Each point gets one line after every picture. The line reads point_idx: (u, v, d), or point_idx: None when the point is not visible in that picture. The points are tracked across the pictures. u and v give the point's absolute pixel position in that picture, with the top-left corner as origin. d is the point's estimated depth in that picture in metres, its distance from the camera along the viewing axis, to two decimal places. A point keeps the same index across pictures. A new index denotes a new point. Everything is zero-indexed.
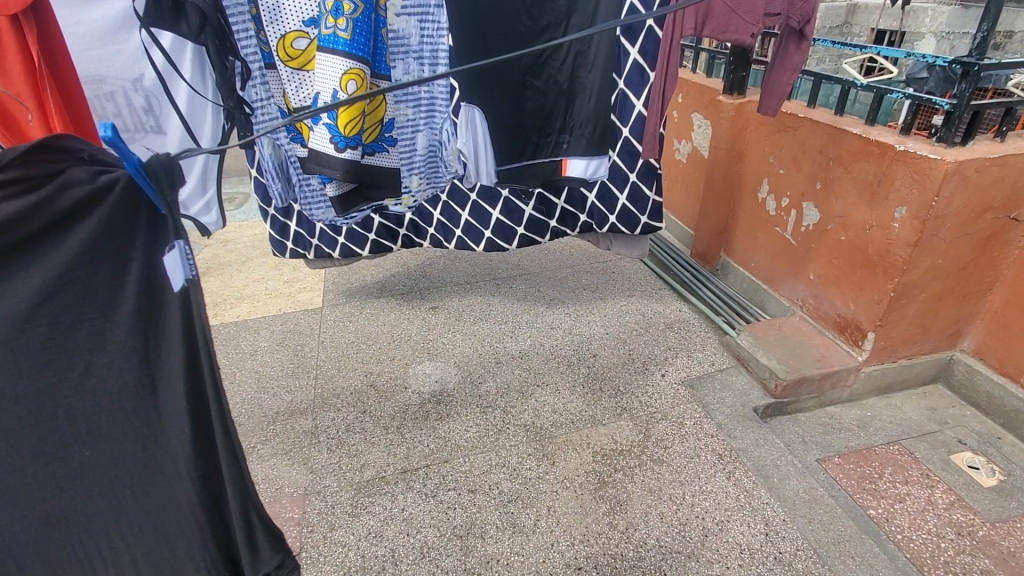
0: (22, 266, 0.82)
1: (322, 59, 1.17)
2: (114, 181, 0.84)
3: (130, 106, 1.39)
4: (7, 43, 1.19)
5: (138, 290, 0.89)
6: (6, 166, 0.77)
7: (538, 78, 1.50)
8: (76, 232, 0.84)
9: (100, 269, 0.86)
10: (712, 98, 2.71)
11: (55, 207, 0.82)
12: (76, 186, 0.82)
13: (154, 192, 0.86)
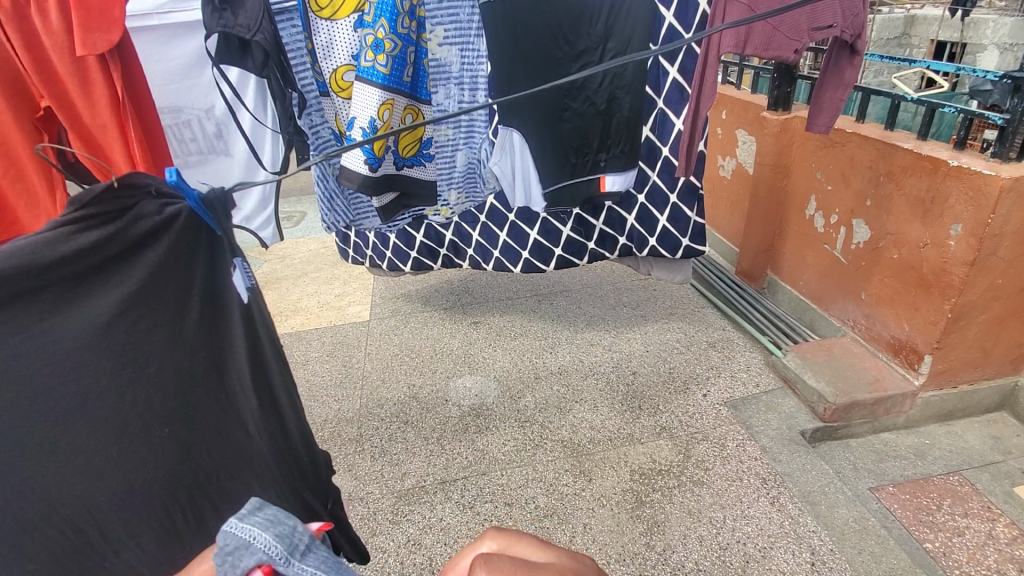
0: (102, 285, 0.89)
1: (358, 89, 1.26)
2: (179, 213, 0.93)
3: (203, 133, 1.53)
4: (96, 79, 1.32)
5: (202, 296, 0.99)
6: (86, 205, 0.84)
7: (577, 100, 1.51)
8: (149, 254, 0.93)
9: (170, 283, 0.95)
10: (756, 115, 2.68)
11: (132, 235, 0.90)
12: (146, 218, 0.91)
13: (213, 221, 0.97)
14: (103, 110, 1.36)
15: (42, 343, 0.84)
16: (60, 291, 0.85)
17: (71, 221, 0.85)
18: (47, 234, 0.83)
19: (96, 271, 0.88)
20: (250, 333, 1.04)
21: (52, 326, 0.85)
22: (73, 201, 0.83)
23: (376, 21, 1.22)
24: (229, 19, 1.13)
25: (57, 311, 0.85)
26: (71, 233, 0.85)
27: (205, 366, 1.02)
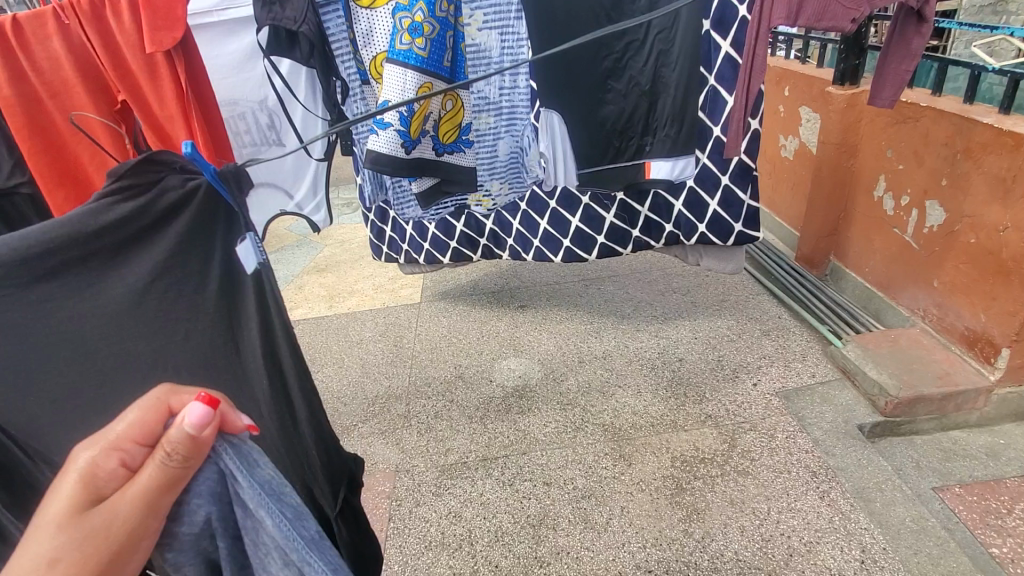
0: (138, 250, 0.91)
1: (391, 70, 1.28)
2: (198, 188, 0.96)
3: (257, 123, 1.61)
4: (163, 74, 1.40)
5: (221, 271, 0.99)
6: (121, 176, 0.89)
7: (620, 81, 1.48)
8: (173, 225, 0.94)
9: (192, 255, 0.97)
10: (821, 90, 2.53)
11: (159, 207, 0.93)
12: (171, 191, 0.93)
13: (229, 196, 0.98)
14: (167, 97, 1.43)
15: (92, 307, 0.88)
16: (104, 259, 0.89)
17: (108, 194, 0.89)
18: (88, 206, 0.87)
19: (129, 241, 0.91)
20: (262, 310, 1.01)
21: (89, 295, 0.88)
22: (110, 174, 0.88)
23: (413, 4, 1.24)
24: (279, 12, 1.20)
25: (98, 281, 0.89)
26: (108, 205, 0.88)
27: (220, 344, 0.99)
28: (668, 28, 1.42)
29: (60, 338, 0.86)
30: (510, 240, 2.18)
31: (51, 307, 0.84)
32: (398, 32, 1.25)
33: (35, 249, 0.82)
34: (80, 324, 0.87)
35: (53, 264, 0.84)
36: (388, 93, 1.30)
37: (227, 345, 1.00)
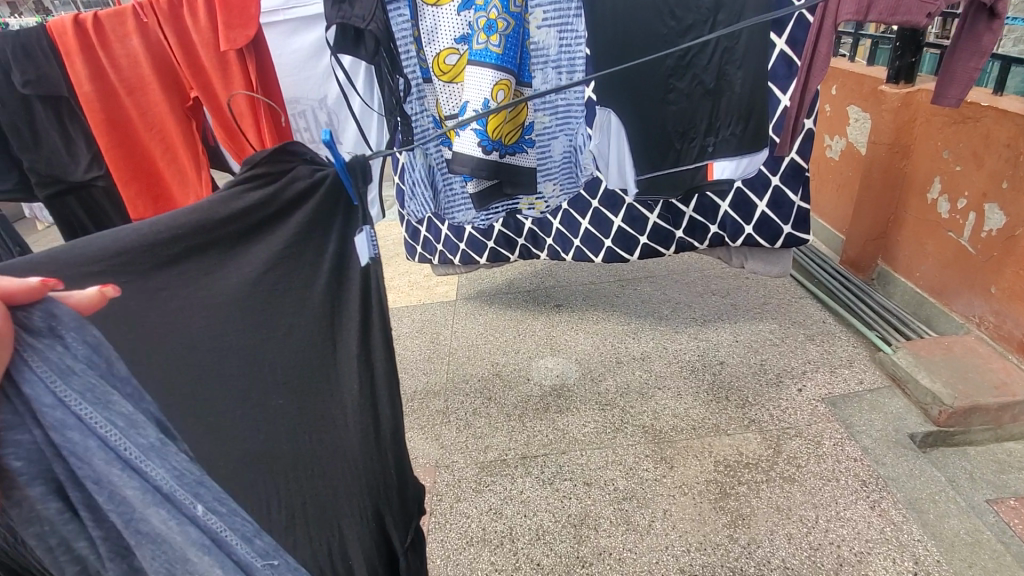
0: (260, 237, 1.02)
1: (472, 71, 1.27)
2: (324, 177, 1.04)
3: (316, 122, 1.58)
4: (235, 73, 1.42)
5: (332, 262, 1.05)
6: (260, 164, 1.00)
7: (682, 80, 1.47)
8: (295, 215, 1.04)
9: (308, 246, 1.05)
10: (873, 89, 2.46)
11: (285, 197, 1.03)
12: (300, 180, 1.03)
13: (352, 188, 1.05)
14: (239, 97, 1.45)
15: (205, 295, 0.97)
16: (223, 248, 0.99)
17: (241, 183, 1.00)
18: (223, 194, 0.99)
19: (249, 230, 1.01)
20: (363, 310, 1.05)
21: (204, 283, 0.97)
22: (247, 161, 1.00)
23: (488, 3, 1.24)
24: (347, 11, 1.24)
25: (215, 269, 0.98)
26: (240, 193, 0.99)
27: (320, 338, 1.03)
28: (733, 25, 1.38)
29: (168, 329, 0.95)
30: (549, 239, 2.17)
31: (165, 296, 0.94)
32: (474, 32, 1.25)
33: (161, 237, 0.92)
34: (201, 307, 0.97)
35: (177, 251, 0.94)
36: (468, 94, 1.29)
37: (327, 339, 1.04)
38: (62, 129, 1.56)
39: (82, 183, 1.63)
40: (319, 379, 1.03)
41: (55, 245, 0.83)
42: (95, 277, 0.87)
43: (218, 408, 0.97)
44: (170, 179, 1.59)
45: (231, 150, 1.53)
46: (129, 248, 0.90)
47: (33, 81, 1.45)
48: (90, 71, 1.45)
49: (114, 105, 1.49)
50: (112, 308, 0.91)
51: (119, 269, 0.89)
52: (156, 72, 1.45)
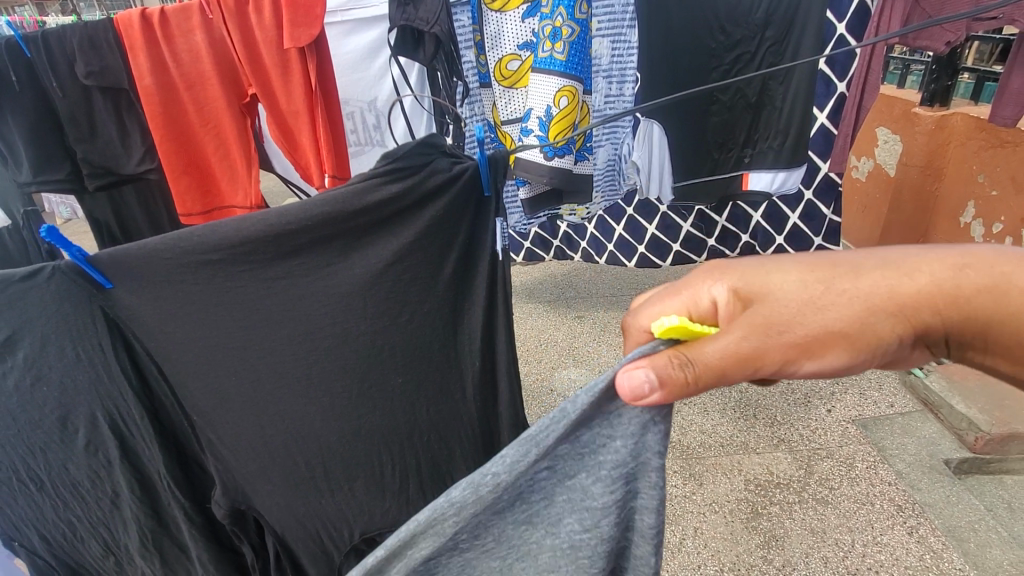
0: (365, 247, 0.93)
1: (538, 78, 1.34)
2: (463, 173, 0.93)
3: (363, 124, 1.60)
4: (295, 70, 1.43)
5: (460, 253, 0.98)
6: (400, 157, 0.90)
7: (726, 93, 1.47)
8: (433, 207, 0.93)
9: (425, 257, 0.95)
10: (905, 111, 2.46)
11: (425, 190, 0.92)
12: (439, 173, 0.92)
13: (489, 181, 0.95)
14: (297, 95, 1.45)
15: (326, 287, 0.93)
16: (345, 242, 0.92)
17: (375, 176, 0.90)
18: (357, 185, 0.89)
19: (379, 223, 0.92)
20: (489, 304, 1.01)
21: (327, 275, 0.92)
22: (388, 155, 0.90)
23: (554, 11, 1.29)
24: (412, 14, 1.27)
25: (342, 259, 0.93)
26: (375, 186, 0.89)
27: (442, 323, 1.00)
28: (780, 41, 1.39)
29: (289, 312, 0.93)
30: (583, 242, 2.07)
31: (283, 284, 0.91)
32: (541, 40, 1.31)
33: (286, 228, 0.87)
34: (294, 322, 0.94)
35: (303, 242, 0.89)
36: (532, 101, 1.36)
37: (449, 327, 1.01)
38: (119, 121, 1.56)
39: (134, 176, 1.64)
40: (439, 357, 1.01)
41: (172, 232, 0.86)
42: (211, 266, 0.88)
43: (322, 381, 0.97)
44: (219, 175, 1.59)
45: (287, 151, 1.52)
46: (256, 237, 0.86)
47: (96, 73, 1.47)
48: (153, 64, 1.45)
49: (172, 100, 1.49)
50: (202, 309, 0.91)
51: (239, 258, 0.88)
52: (218, 69, 1.46)
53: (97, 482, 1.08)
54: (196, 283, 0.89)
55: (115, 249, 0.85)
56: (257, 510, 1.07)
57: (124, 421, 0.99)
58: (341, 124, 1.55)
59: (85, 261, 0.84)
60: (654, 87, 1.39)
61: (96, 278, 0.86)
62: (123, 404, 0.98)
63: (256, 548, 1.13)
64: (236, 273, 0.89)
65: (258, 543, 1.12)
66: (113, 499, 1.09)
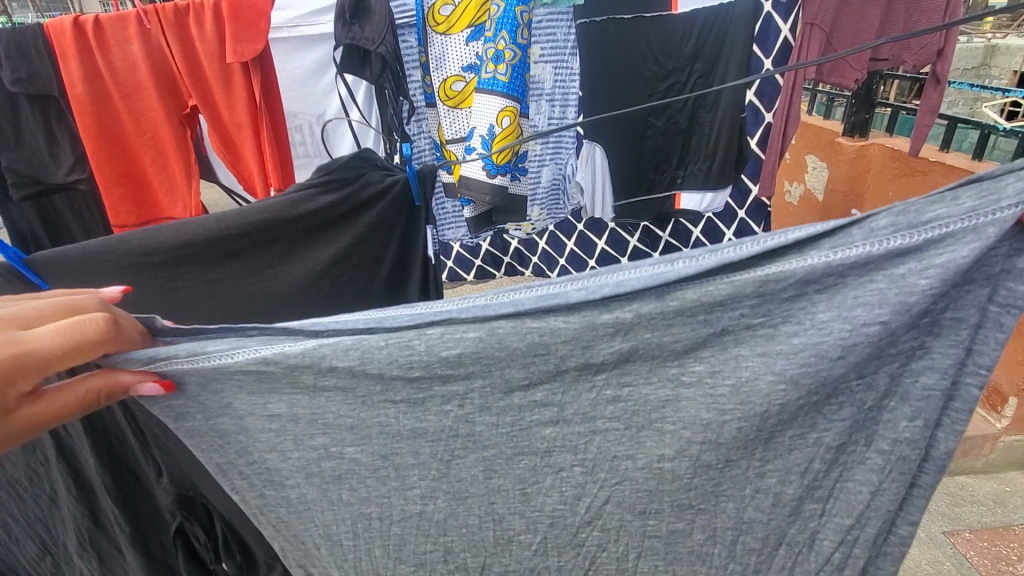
0: (303, 255, 0.99)
1: (480, 98, 1.34)
2: (394, 182, 1.02)
3: (313, 137, 1.59)
4: (238, 84, 1.41)
5: (395, 255, 1.09)
6: (339, 166, 0.97)
7: (660, 118, 1.55)
8: (364, 217, 1.03)
9: (358, 271, 1.05)
10: (829, 141, 2.63)
11: (359, 200, 1.01)
12: (372, 185, 1.01)
13: (418, 192, 1.05)
14: (240, 108, 1.43)
15: (265, 287, 0.98)
16: (287, 246, 0.97)
17: (312, 186, 0.96)
18: (292, 195, 0.95)
19: (320, 228, 0.99)
20: (422, 301, 1.13)
21: (269, 274, 0.97)
22: (320, 167, 0.96)
23: (497, 34, 1.31)
24: (357, 32, 1.29)
25: (280, 262, 0.98)
26: (310, 196, 0.96)
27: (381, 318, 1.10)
28: (708, 73, 1.47)
29: (229, 311, 0.97)
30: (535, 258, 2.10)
31: (225, 285, 0.95)
32: (484, 61, 1.32)
33: (227, 232, 0.91)
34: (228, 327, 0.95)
35: (243, 245, 0.93)
36: (475, 119, 1.35)
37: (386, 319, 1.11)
38: (47, 129, 1.49)
39: (63, 186, 1.56)
40: None
41: (112, 235, 0.86)
42: (152, 268, 0.89)
43: None
44: (156, 186, 1.53)
45: (229, 163, 1.49)
46: (194, 242, 0.89)
47: (24, 80, 1.41)
48: (85, 72, 1.40)
49: (106, 109, 1.44)
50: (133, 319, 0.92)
51: (181, 261, 0.90)
52: (154, 78, 1.42)
53: (34, 480, 1.06)
54: (137, 284, 0.90)
55: (55, 249, 0.83)
56: (206, 496, 1.03)
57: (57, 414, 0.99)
58: (286, 137, 1.54)
59: (20, 262, 0.80)
60: (595, 108, 1.46)
61: (30, 278, 0.81)
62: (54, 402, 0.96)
63: (205, 535, 1.04)
64: (178, 275, 0.91)
65: (206, 527, 1.04)
66: (49, 499, 1.08)
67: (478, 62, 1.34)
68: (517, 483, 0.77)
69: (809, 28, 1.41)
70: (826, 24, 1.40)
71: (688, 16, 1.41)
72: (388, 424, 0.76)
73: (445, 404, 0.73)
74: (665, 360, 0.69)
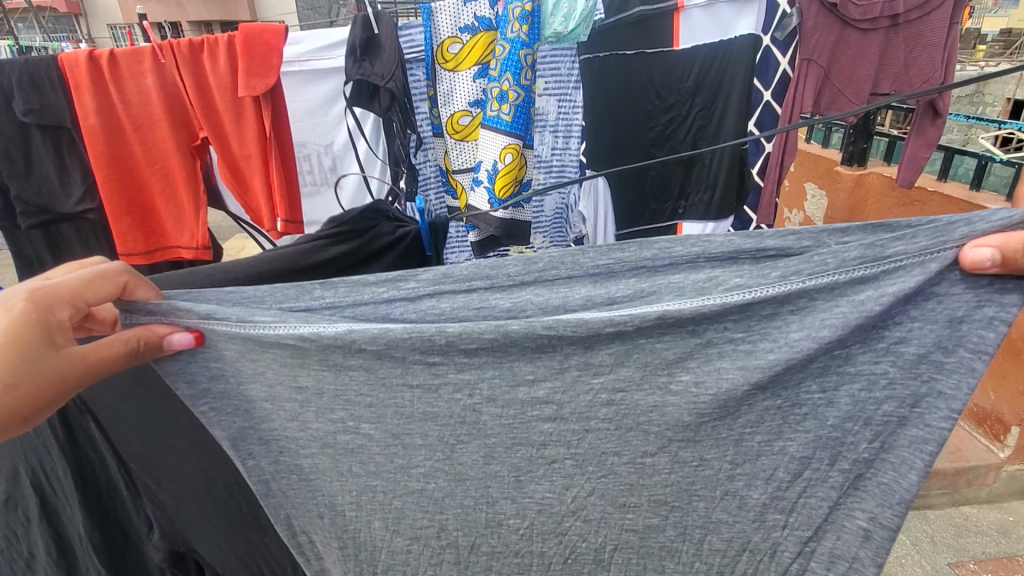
0: None
1: (485, 135, 1.36)
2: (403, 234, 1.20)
3: (320, 166, 1.61)
4: (249, 117, 1.44)
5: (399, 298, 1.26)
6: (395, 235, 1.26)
7: (663, 149, 1.56)
8: (375, 265, 1.20)
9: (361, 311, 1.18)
10: (828, 169, 2.67)
11: (371, 250, 1.18)
12: (386, 237, 1.20)
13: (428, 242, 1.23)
14: (250, 140, 1.46)
15: None
16: None
17: (324, 237, 1.10)
18: (305, 246, 1.10)
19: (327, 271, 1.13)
20: None
21: None
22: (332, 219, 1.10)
23: (501, 75, 1.33)
24: (368, 68, 1.32)
25: None
26: (322, 246, 1.10)
27: None
28: (709, 107, 1.49)
29: None
30: None
31: None
32: (489, 101, 1.35)
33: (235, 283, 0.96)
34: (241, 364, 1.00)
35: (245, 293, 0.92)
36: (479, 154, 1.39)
37: None
38: (58, 159, 1.51)
39: (70, 214, 1.56)
40: None
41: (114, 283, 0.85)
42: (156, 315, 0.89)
43: None
44: (165, 215, 1.55)
45: (237, 193, 1.51)
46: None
47: (36, 111, 1.43)
48: (99, 104, 1.43)
49: (117, 139, 1.47)
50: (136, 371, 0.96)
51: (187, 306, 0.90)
52: (166, 110, 1.44)
53: (13, 542, 1.12)
54: None
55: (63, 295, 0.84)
56: (197, 551, 1.04)
57: (46, 472, 1.07)
58: (295, 166, 1.56)
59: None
60: (597, 141, 1.50)
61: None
62: (48, 457, 1.05)
63: None
64: None
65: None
66: (24, 564, 1.14)
67: (483, 100, 1.36)
68: (511, 470, 0.84)
69: (807, 63, 1.39)
70: (823, 59, 1.39)
71: (688, 52, 1.45)
72: (402, 407, 0.83)
73: (437, 401, 0.83)
74: (657, 369, 0.77)
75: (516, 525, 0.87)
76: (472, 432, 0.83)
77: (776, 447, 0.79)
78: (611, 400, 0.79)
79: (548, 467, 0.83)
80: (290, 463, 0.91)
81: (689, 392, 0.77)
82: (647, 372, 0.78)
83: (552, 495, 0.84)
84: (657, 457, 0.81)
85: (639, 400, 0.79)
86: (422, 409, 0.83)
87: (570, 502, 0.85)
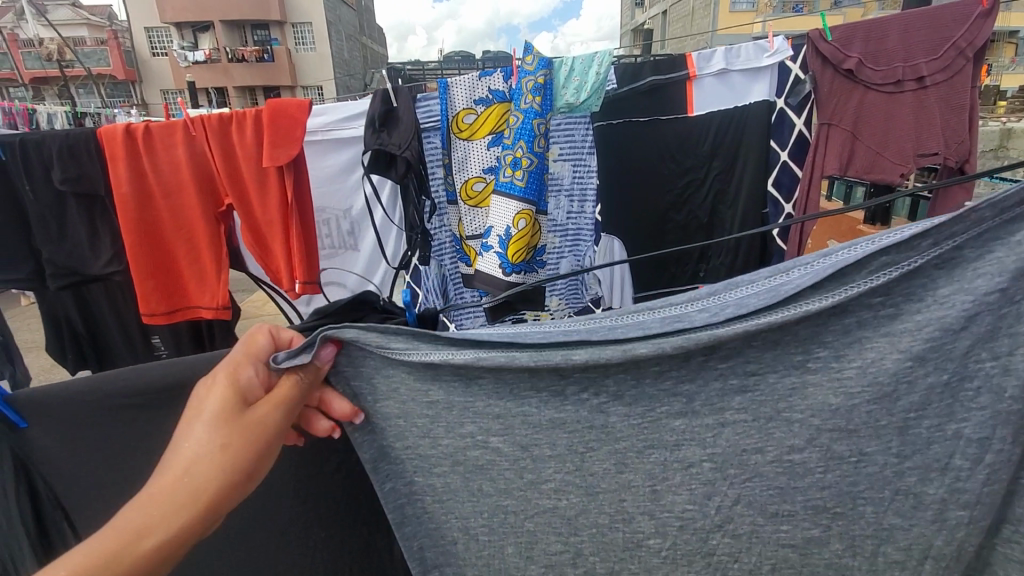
0: None
1: (498, 201, 1.39)
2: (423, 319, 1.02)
3: (338, 230, 1.68)
4: (272, 184, 1.49)
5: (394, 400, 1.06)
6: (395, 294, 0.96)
7: (680, 214, 1.57)
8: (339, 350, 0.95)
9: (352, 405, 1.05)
10: (852, 228, 2.62)
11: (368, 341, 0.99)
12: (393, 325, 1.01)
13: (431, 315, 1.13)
14: (272, 206, 1.50)
15: None
16: None
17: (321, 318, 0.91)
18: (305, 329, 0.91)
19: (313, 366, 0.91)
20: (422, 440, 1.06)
21: None
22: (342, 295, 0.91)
23: (515, 143, 1.35)
24: (385, 138, 1.36)
25: None
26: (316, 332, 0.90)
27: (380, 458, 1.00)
28: (727, 171, 1.50)
29: None
30: None
31: None
32: (502, 167, 1.38)
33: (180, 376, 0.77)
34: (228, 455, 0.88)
35: None
36: (493, 219, 1.40)
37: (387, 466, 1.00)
38: (91, 225, 1.58)
39: (98, 276, 1.63)
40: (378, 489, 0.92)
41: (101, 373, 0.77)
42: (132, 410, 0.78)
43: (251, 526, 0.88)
44: (188, 276, 1.60)
45: (258, 256, 1.55)
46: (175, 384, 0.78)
47: (72, 179, 1.51)
48: (132, 173, 1.50)
49: (147, 206, 1.53)
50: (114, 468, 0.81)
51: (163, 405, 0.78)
52: (194, 179, 1.51)
53: None
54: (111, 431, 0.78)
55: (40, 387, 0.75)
56: None
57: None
58: (314, 229, 1.60)
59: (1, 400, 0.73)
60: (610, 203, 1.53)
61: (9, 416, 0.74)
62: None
63: None
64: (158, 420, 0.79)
65: None
66: None
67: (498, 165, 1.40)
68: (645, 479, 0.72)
69: (826, 128, 1.36)
70: (846, 123, 1.35)
71: (703, 118, 1.47)
72: (529, 414, 0.73)
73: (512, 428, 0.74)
74: (789, 348, 0.66)
75: (651, 540, 0.73)
76: (603, 437, 0.72)
77: (950, 432, 0.66)
78: (743, 387, 0.67)
79: (684, 473, 0.71)
80: (423, 483, 0.80)
81: (832, 371, 0.65)
82: (779, 352, 0.66)
83: (692, 506, 0.72)
84: (808, 453, 0.67)
85: (777, 383, 0.67)
86: (537, 433, 0.73)
87: (715, 515, 0.71)
